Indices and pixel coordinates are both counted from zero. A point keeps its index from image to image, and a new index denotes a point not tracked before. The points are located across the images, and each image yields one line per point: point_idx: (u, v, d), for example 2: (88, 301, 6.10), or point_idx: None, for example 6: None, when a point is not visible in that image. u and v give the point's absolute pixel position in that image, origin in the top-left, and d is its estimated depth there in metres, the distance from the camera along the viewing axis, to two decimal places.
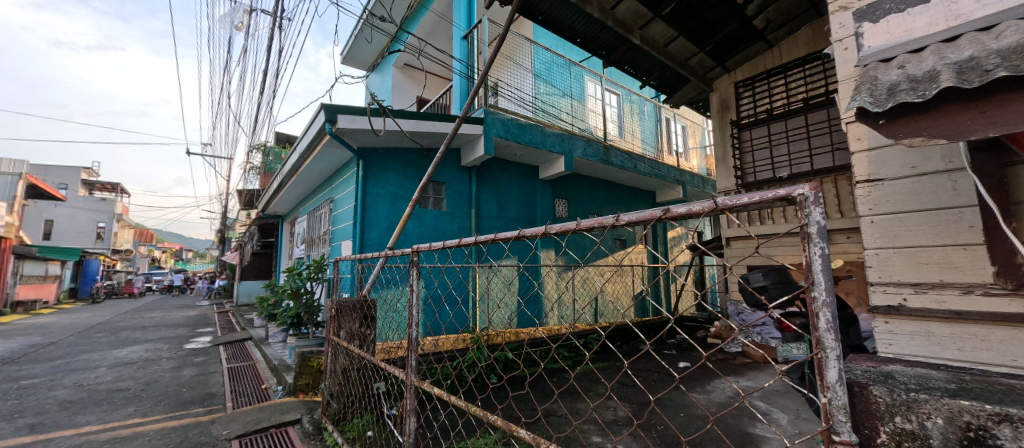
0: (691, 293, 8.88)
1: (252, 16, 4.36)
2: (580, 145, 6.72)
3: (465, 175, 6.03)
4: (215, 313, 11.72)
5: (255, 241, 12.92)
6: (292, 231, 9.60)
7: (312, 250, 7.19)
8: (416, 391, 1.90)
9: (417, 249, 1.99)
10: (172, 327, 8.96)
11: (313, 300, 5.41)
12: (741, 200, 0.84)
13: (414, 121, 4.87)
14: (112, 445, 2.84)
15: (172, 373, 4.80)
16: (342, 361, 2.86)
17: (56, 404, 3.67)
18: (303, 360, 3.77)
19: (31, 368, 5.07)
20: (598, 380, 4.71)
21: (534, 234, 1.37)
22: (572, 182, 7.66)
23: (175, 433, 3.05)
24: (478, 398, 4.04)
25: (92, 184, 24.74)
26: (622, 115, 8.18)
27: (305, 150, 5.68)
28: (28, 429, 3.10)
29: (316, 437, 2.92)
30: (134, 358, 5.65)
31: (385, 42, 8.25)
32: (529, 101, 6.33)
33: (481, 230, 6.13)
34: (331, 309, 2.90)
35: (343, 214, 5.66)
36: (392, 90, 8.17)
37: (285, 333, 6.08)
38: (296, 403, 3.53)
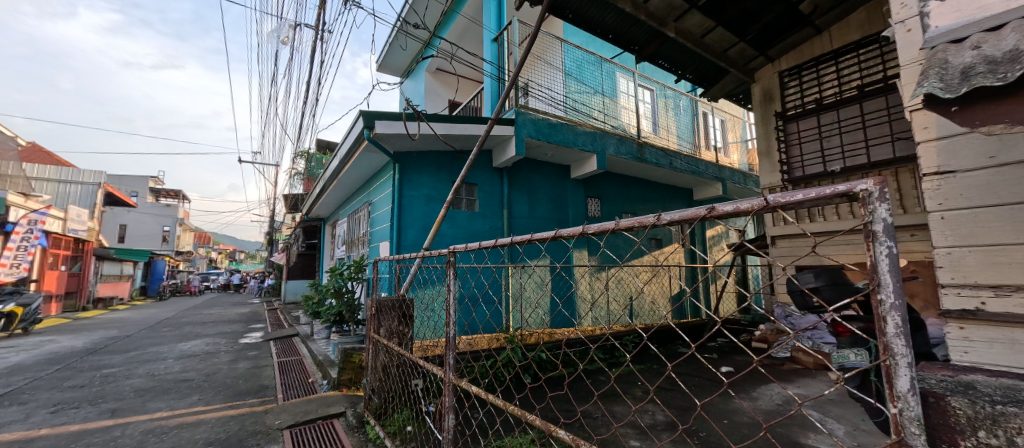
0: (734, 294, 8.47)
1: (296, 31, 4.62)
2: (613, 143, 6.60)
3: (497, 176, 6.08)
4: (265, 310, 12.51)
5: (300, 242, 13.65)
6: (334, 233, 10.07)
7: (352, 251, 7.51)
8: (454, 389, 1.94)
9: (454, 250, 2.01)
10: (228, 323, 9.66)
11: (353, 299, 5.64)
12: (795, 196, 0.79)
13: (447, 125, 4.97)
14: (180, 431, 3.10)
15: (229, 366, 5.18)
16: (382, 358, 2.96)
17: (132, 392, 4.06)
18: (346, 356, 3.95)
19: (111, 358, 5.63)
20: (636, 383, 4.60)
21: (570, 235, 1.37)
22: (604, 181, 7.52)
23: (233, 421, 3.29)
24: (516, 397, 4.07)
25: (158, 191, 27.13)
26: (656, 111, 7.96)
27: (345, 155, 5.93)
28: (110, 413, 3.45)
29: (359, 431, 3.05)
30: (196, 351, 6.15)
31: (418, 49, 8.48)
32: (560, 100, 6.30)
33: (514, 231, 6.16)
34: (372, 307, 3.03)
35: (381, 216, 5.88)
36: (425, 95, 8.39)
37: (328, 330, 6.38)
38: (340, 397, 3.69)
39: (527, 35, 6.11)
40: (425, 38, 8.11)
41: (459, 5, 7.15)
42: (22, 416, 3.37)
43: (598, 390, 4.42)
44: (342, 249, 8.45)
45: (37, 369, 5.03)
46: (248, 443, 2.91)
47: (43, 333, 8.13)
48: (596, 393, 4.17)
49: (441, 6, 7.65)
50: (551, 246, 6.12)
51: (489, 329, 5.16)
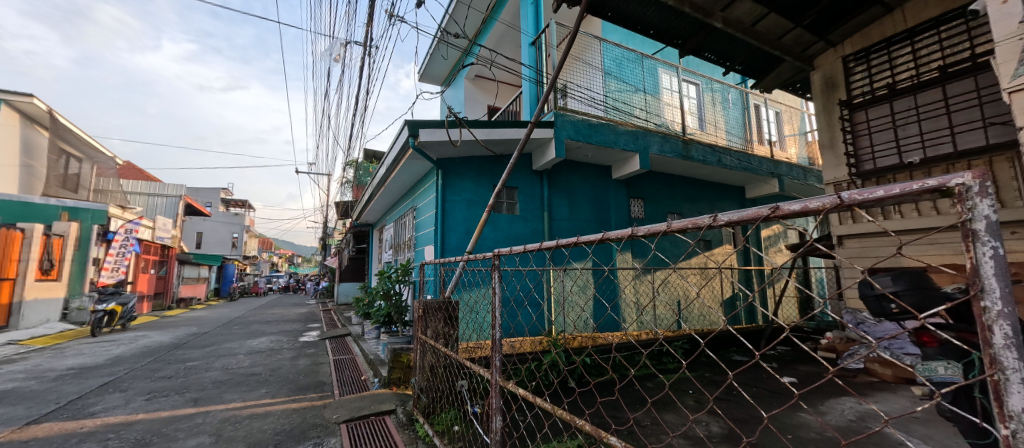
0: (794, 298, 7.87)
1: (347, 48, 4.92)
2: (656, 141, 6.38)
3: (537, 179, 6.08)
4: (321, 310, 13.32)
5: (351, 247, 14.47)
6: (381, 237, 10.56)
7: (399, 254, 7.82)
8: (501, 391, 1.95)
9: (498, 253, 2.02)
10: (289, 322, 10.41)
11: (401, 301, 5.88)
12: (875, 193, 0.72)
13: (488, 130, 5.05)
14: (251, 420, 3.38)
15: (291, 362, 5.58)
16: (430, 358, 3.04)
17: (210, 383, 4.49)
18: (395, 356, 4.12)
19: (192, 352, 6.27)
20: (688, 392, 4.39)
21: (617, 237, 1.34)
22: (647, 181, 7.28)
23: (296, 414, 3.53)
24: (564, 401, 4.04)
25: (228, 202, 29.91)
26: (702, 106, 7.60)
27: (391, 163, 6.20)
28: (193, 402, 3.84)
29: (409, 428, 3.16)
30: (262, 348, 6.68)
31: (458, 57, 8.70)
32: (600, 99, 6.20)
33: (555, 234, 6.13)
34: (419, 309, 3.12)
35: (425, 220, 6.08)
36: (465, 101, 8.59)
37: (378, 331, 6.69)
38: (391, 395, 3.85)
39: (564, 36, 6.08)
40: (464, 46, 8.32)
41: (497, 11, 7.26)
42: (123, 402, 3.83)
43: (651, 397, 4.26)
44: (389, 253, 8.83)
45: (134, 360, 5.70)
46: (310, 434, 3.11)
47: (137, 329, 9.20)
48: (649, 400, 4.03)
49: (479, 15, 7.81)
50: (595, 248, 6.03)
51: (533, 331, 5.17)
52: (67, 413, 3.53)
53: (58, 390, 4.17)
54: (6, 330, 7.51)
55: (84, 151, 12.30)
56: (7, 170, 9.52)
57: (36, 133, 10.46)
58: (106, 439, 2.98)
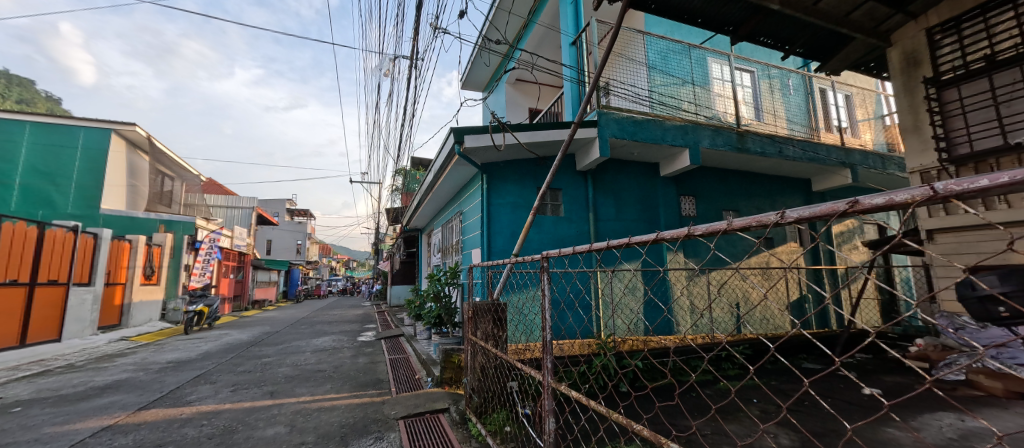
0: (875, 301, 7.09)
1: (395, 63, 5.17)
2: (707, 135, 6.04)
3: (581, 179, 6.01)
4: (376, 312, 14.05)
5: (402, 251, 15.15)
6: (429, 241, 10.95)
7: (447, 258, 8.05)
8: (553, 393, 1.94)
9: (547, 255, 2.01)
10: (347, 323, 11.08)
11: (450, 303, 6.06)
12: (976, 183, 0.64)
13: (531, 133, 5.07)
14: (320, 413, 3.65)
15: (351, 360, 5.95)
16: (481, 359, 3.10)
17: (283, 378, 4.91)
18: (447, 356, 4.26)
19: (267, 349, 6.89)
20: (750, 401, 4.11)
21: (672, 238, 1.29)
22: (698, 177, 6.92)
23: (358, 409, 3.75)
24: (620, 405, 3.96)
25: (293, 212, 32.56)
26: (758, 94, 7.10)
27: (437, 170, 6.41)
28: (270, 394, 4.22)
29: (462, 427, 3.24)
30: (326, 346, 7.18)
31: (500, 63, 8.83)
32: (645, 95, 6.01)
33: (601, 235, 6.01)
34: (469, 311, 3.19)
35: (472, 224, 6.22)
36: (507, 106, 8.70)
37: (429, 332, 6.93)
38: (444, 394, 3.98)
39: (606, 33, 5.97)
40: (505, 52, 8.43)
41: (537, 14, 7.27)
42: (213, 392, 4.30)
43: (715, 404, 4.02)
44: (437, 256, 9.12)
45: (219, 356, 6.37)
46: (372, 429, 3.29)
47: (221, 327, 10.26)
48: (713, 407, 3.82)
49: (519, 19, 7.88)
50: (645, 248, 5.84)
51: (583, 333, 5.11)
52: (169, 400, 4.03)
53: (161, 381, 4.77)
54: (119, 328, 8.70)
55: (176, 170, 13.98)
56: (116, 190, 11.07)
57: (138, 156, 12.03)
58: (201, 425, 3.36)
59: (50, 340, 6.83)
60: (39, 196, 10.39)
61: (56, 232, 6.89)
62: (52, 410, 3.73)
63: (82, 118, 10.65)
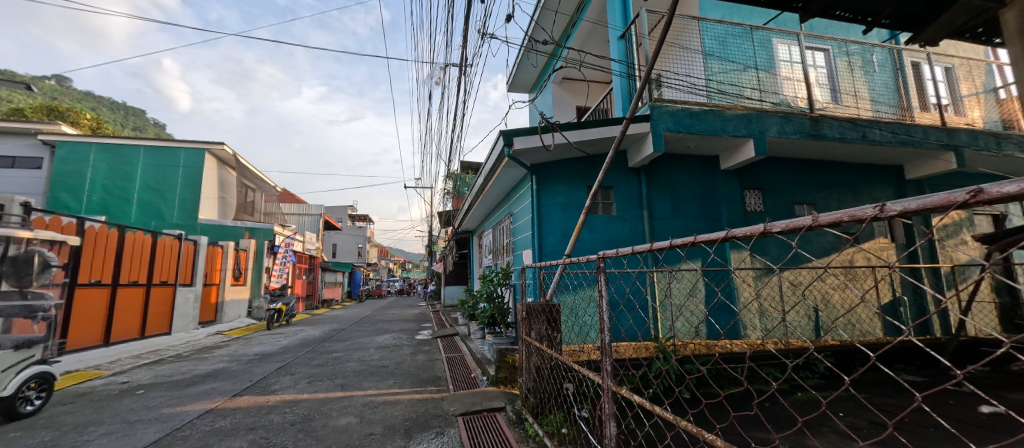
0: (991, 305, 6.09)
1: (445, 70, 5.36)
2: (775, 122, 5.55)
3: (634, 176, 5.80)
4: (431, 311, 14.61)
5: (455, 252, 15.65)
6: (480, 243, 11.20)
7: (498, 258, 8.18)
8: (613, 397, 1.89)
9: (603, 256, 1.97)
10: (406, 322, 11.65)
11: (503, 303, 6.14)
12: None
13: (580, 131, 5.00)
14: (385, 407, 3.87)
15: (411, 357, 6.25)
16: (536, 360, 3.11)
17: (351, 372, 5.27)
18: (501, 356, 4.33)
19: (336, 344, 7.45)
20: (836, 415, 3.71)
21: (745, 236, 1.20)
22: (765, 169, 6.38)
23: (419, 404, 3.93)
24: (688, 413, 3.76)
25: (354, 217, 34.94)
26: (834, 74, 6.40)
27: (487, 173, 6.52)
28: (341, 387, 4.56)
29: (519, 426, 3.26)
30: (387, 344, 7.61)
31: (546, 63, 8.81)
32: (702, 85, 5.69)
33: (657, 234, 5.76)
34: (523, 311, 3.21)
35: (522, 226, 6.24)
36: (554, 105, 8.65)
37: (482, 332, 7.07)
38: (499, 393, 4.04)
39: (657, 23, 5.74)
40: (550, 51, 8.39)
41: (583, 10, 7.14)
42: (292, 383, 4.73)
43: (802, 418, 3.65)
44: (489, 258, 9.26)
45: (296, 350, 7.00)
46: (433, 424, 3.42)
47: (297, 324, 11.25)
48: (800, 421, 3.47)
49: (565, 17, 7.80)
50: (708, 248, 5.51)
51: (641, 336, 4.94)
52: (257, 389, 4.49)
53: (250, 371, 5.34)
54: (215, 323, 9.88)
55: (256, 182, 15.61)
56: (210, 202, 12.60)
57: (226, 171, 13.66)
58: (284, 412, 3.71)
59: (162, 334, 7.90)
60: (150, 208, 12.08)
61: (166, 240, 7.99)
62: (167, 394, 4.32)
63: (181, 140, 12.30)
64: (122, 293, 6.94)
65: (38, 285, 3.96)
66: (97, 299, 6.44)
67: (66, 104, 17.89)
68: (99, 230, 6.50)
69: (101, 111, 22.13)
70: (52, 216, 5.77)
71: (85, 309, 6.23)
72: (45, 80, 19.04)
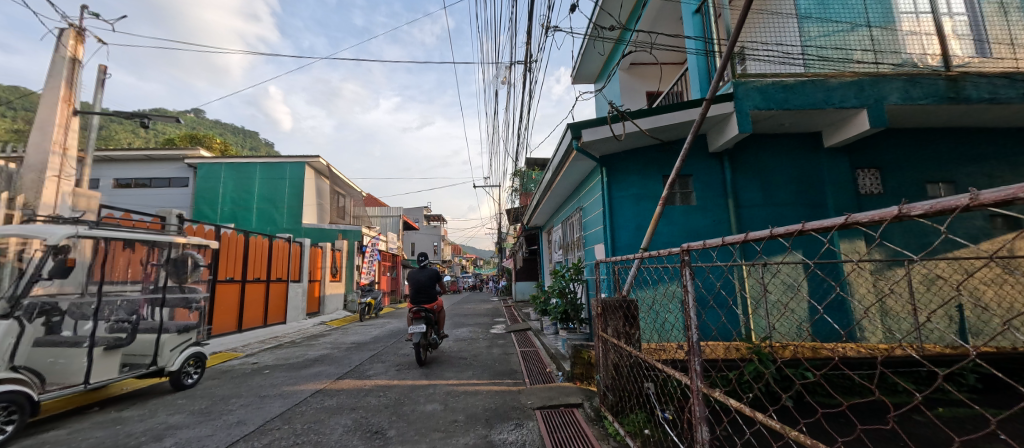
0: None
1: (511, 69, 5.43)
2: (896, 87, 4.69)
3: (716, 162, 5.33)
4: (504, 306, 14.99)
5: (524, 248, 15.82)
6: (550, 238, 11.22)
7: (569, 254, 8.09)
8: (704, 399, 1.76)
9: (688, 248, 1.83)
10: (481, 316, 12.11)
11: (575, 299, 6.07)
12: None
13: (653, 118, 4.72)
14: (467, 396, 4.08)
15: (487, 350, 6.48)
16: (613, 357, 3.03)
17: (434, 362, 5.64)
18: (576, 352, 4.31)
19: None
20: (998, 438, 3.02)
21: (871, 221, 1.01)
22: (884, 143, 5.43)
23: (498, 395, 4.07)
24: (794, 422, 3.37)
25: (429, 217, 37.18)
26: (977, 20, 5.21)
27: (555, 168, 6.48)
28: (425, 375, 4.92)
29: (598, 424, 3.20)
30: (465, 336, 8.00)
31: (612, 49, 8.47)
32: (796, 53, 5.03)
33: (746, 224, 5.23)
34: (598, 307, 3.15)
35: (594, 220, 6.09)
36: (623, 93, 8.28)
37: (556, 327, 7.07)
38: (576, 389, 4.02)
39: None
40: (617, 36, 8.04)
41: None
42: (384, 370, 5.21)
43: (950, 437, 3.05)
44: (559, 253, 9.23)
45: (385, 340, 7.68)
46: (512, 415, 3.51)
47: (384, 316, 12.30)
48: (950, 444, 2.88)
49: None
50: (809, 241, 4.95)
51: (730, 336, 4.55)
52: (355, 374, 5.03)
53: (349, 357, 5.99)
54: (319, 314, 11.25)
55: (346, 189, 17.40)
56: (310, 208, 14.35)
57: (322, 180, 15.43)
58: (379, 395, 4.11)
59: (279, 323, 9.23)
60: (265, 215, 14.11)
61: (279, 242, 9.31)
62: (286, 374, 5.04)
63: (286, 156, 14.17)
64: (250, 287, 8.24)
65: (192, 280, 4.87)
66: (232, 292, 7.72)
67: (204, 132, 21.69)
68: (231, 235, 7.77)
69: (228, 136, 26.46)
70: (197, 225, 7.03)
71: (224, 301, 7.50)
72: (189, 115, 23.31)
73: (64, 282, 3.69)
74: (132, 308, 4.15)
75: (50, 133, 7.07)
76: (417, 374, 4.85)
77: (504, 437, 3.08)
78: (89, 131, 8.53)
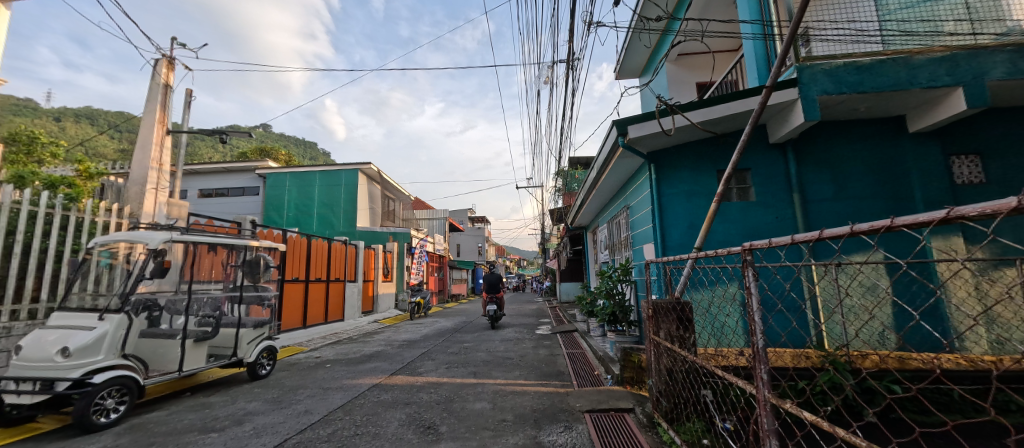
0: None
1: (553, 68, 5.40)
2: (1000, 60, 4.07)
3: (778, 154, 4.94)
4: (549, 307, 14.90)
5: (569, 249, 15.67)
6: (596, 239, 11.01)
7: (616, 254, 7.89)
8: (772, 410, 1.63)
9: (750, 247, 1.71)
10: (526, 317, 12.14)
11: (624, 300, 5.90)
12: None
13: (706, 109, 4.47)
14: (515, 396, 4.11)
15: (533, 351, 6.48)
16: (666, 361, 2.91)
17: (481, 361, 5.75)
18: (626, 355, 4.19)
19: (467, 334, 8.23)
20: None
21: (982, 215, 0.88)
22: (986, 125, 4.74)
23: (546, 396, 4.06)
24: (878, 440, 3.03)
25: (473, 219, 37.93)
26: None
27: (600, 166, 6.35)
28: (474, 374, 5.03)
29: (651, 430, 3.09)
30: (511, 337, 8.05)
31: (659, 41, 8.14)
32: (871, 30, 4.54)
33: (814, 220, 4.80)
34: (648, 309, 3.05)
35: (641, 219, 5.89)
36: (671, 85, 7.94)
37: (603, 329, 6.93)
38: (627, 393, 3.92)
39: None
40: (663, 26, 7.72)
41: None
42: (435, 367, 5.40)
43: None
44: (605, 254, 9.03)
45: (435, 338, 7.94)
46: (561, 417, 3.47)
47: (433, 316, 12.70)
48: None
49: None
50: (897, 242, 4.46)
51: (797, 342, 4.20)
52: (408, 370, 5.25)
53: (402, 354, 6.27)
54: (373, 313, 11.87)
55: (395, 193, 18.23)
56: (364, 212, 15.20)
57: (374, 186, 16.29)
58: (430, 392, 4.26)
59: (338, 320, 9.85)
60: (325, 220, 15.16)
61: (337, 245, 9.96)
62: (346, 368, 5.38)
63: (342, 163, 15.15)
64: (313, 286, 8.89)
65: (264, 280, 5.35)
66: (298, 292, 8.38)
67: (272, 145, 23.74)
68: (296, 239, 8.43)
69: (291, 147, 28.74)
70: (268, 229, 7.71)
71: (291, 299, 8.16)
72: (259, 129, 25.58)
73: (161, 282, 4.08)
74: (214, 305, 4.59)
75: (149, 151, 8.03)
76: (465, 373, 4.97)
77: (553, 438, 3.06)
78: (180, 148, 9.63)
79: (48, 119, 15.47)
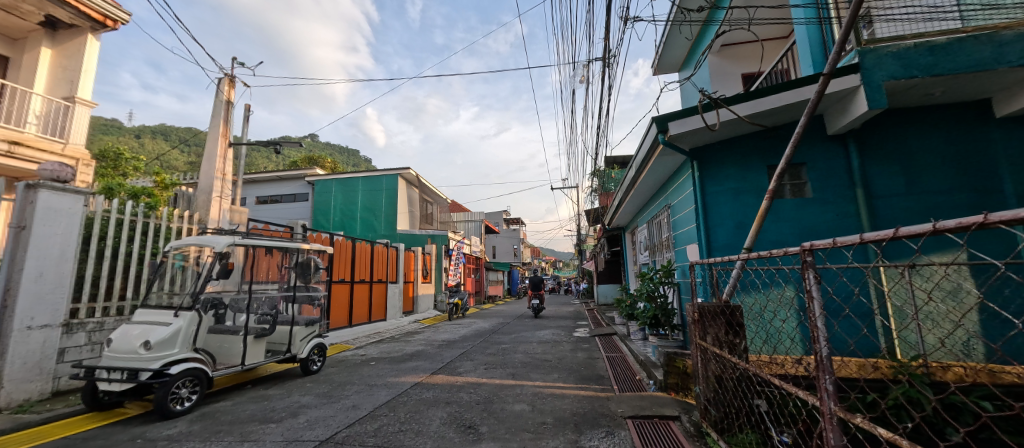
0: None
1: (589, 67, 5.33)
2: None
3: (837, 146, 4.58)
4: (586, 310, 14.68)
5: (606, 250, 15.38)
6: (635, 240, 10.72)
7: (657, 255, 7.64)
8: (839, 424, 1.50)
9: (810, 248, 1.59)
10: (563, 319, 12.03)
11: (666, 303, 5.68)
12: None
13: (754, 102, 4.23)
14: (554, 399, 4.07)
15: (572, 354, 6.41)
16: (715, 367, 2.77)
17: (519, 363, 5.76)
18: (670, 360, 4.04)
19: (504, 336, 8.28)
20: None
21: None
22: None
23: (586, 400, 3.99)
24: None
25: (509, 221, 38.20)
26: None
27: (639, 165, 6.18)
28: (512, 375, 5.06)
29: (700, 440, 2.94)
30: (549, 339, 8.02)
31: (700, 33, 7.83)
32: (947, 5, 4.10)
33: (882, 217, 4.39)
34: (694, 312, 2.93)
35: (684, 219, 5.66)
36: (714, 78, 7.60)
37: (644, 332, 6.71)
38: (671, 400, 3.77)
39: None
40: (704, 18, 7.43)
41: None
42: (474, 368, 5.48)
43: None
44: (645, 255, 8.77)
45: (473, 339, 8.07)
46: (602, 422, 3.40)
47: (470, 317, 12.90)
48: None
49: None
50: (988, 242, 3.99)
51: (864, 350, 3.85)
52: (448, 369, 5.36)
53: (441, 354, 6.43)
54: (413, 313, 12.25)
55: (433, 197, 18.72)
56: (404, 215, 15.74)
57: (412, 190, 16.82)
58: (470, 392, 4.32)
59: (381, 320, 10.26)
60: (367, 223, 15.86)
61: (380, 247, 10.38)
62: (389, 366, 5.58)
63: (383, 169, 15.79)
64: (358, 287, 9.33)
65: (314, 281, 5.68)
66: (345, 292, 8.82)
67: (319, 154, 25.23)
68: (343, 242, 8.88)
69: (336, 156, 30.37)
70: (317, 233, 8.19)
71: (338, 299, 8.60)
72: (307, 139, 27.24)
73: (226, 282, 4.44)
74: (271, 304, 5.04)
75: (214, 162, 8.77)
76: (503, 374, 5.01)
77: (594, 443, 3.00)
78: (239, 159, 10.44)
79: (131, 136, 17.33)
